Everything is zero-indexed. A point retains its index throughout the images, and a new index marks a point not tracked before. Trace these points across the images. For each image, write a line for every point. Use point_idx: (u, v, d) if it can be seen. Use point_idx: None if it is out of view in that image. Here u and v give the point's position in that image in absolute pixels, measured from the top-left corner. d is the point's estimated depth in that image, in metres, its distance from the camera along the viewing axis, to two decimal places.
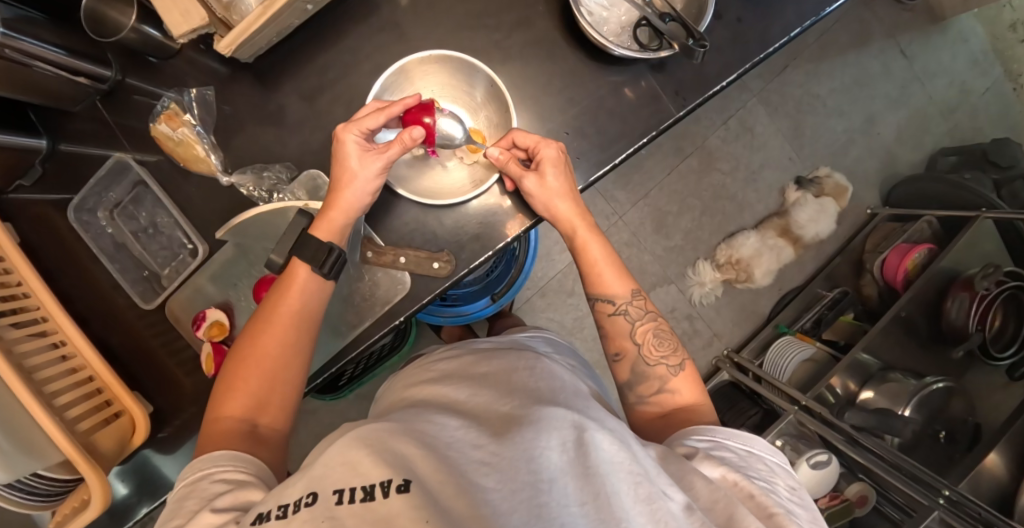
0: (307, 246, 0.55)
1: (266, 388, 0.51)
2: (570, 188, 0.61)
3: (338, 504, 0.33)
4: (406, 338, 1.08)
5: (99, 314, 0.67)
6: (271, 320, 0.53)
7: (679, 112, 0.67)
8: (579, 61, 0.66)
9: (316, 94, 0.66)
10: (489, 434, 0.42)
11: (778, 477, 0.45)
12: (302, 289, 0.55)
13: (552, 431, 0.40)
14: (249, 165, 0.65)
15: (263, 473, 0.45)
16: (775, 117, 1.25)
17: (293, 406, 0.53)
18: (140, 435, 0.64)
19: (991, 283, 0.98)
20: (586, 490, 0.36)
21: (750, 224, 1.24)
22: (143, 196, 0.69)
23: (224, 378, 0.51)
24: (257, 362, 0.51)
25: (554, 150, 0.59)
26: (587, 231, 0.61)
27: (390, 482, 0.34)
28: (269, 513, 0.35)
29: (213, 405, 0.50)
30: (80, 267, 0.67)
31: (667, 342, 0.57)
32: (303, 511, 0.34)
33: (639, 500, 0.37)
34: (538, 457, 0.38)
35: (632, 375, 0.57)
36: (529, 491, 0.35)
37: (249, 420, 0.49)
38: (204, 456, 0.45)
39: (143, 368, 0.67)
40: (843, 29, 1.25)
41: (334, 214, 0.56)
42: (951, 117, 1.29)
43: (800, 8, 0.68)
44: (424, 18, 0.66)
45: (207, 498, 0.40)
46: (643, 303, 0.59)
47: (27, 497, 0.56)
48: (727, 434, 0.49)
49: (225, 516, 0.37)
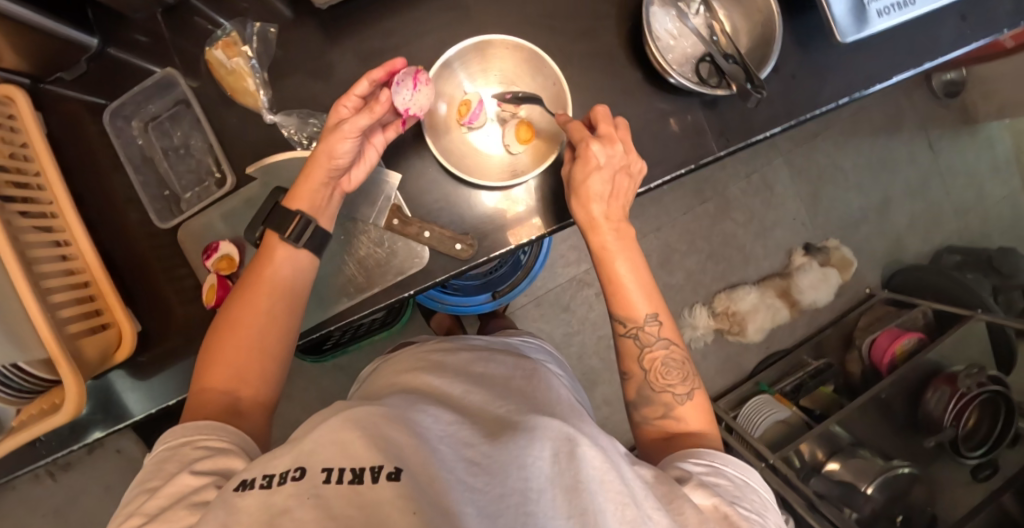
0: (276, 215, 0.55)
1: (246, 357, 0.51)
2: (609, 190, 0.60)
3: (324, 483, 0.35)
4: (398, 316, 1.08)
5: (110, 225, 0.67)
6: (248, 294, 0.53)
7: (720, 151, 0.68)
8: (636, 81, 0.68)
9: (372, 56, 0.65)
10: (481, 436, 0.45)
11: (766, 513, 0.49)
12: (280, 260, 0.55)
13: (545, 440, 0.43)
14: (295, 108, 0.64)
15: (246, 445, 0.46)
16: (797, 180, 1.26)
17: (277, 378, 0.54)
18: (124, 350, 0.63)
19: (972, 383, 1.00)
20: (574, 505, 0.39)
21: (752, 279, 1.26)
22: (181, 115, 0.67)
23: (207, 348, 0.52)
24: (237, 332, 0.52)
25: (601, 148, 0.58)
26: (615, 243, 0.60)
27: (380, 468, 0.35)
28: (253, 482, 0.36)
29: (197, 377, 0.51)
30: (99, 175, 0.67)
31: (676, 372, 0.59)
32: (288, 484, 0.35)
33: (622, 521, 0.40)
34: (529, 465, 0.41)
35: (639, 396, 0.60)
36: (517, 498, 0.38)
37: (231, 393, 0.50)
38: (189, 424, 0.46)
39: (141, 287, 0.67)
40: (879, 110, 1.25)
41: (307, 183, 0.56)
42: (964, 217, 1.27)
43: (850, 80, 0.71)
44: (494, 7, 0.66)
45: (188, 462, 0.41)
46: (658, 327, 0.60)
47: (1, 387, 0.55)
48: (725, 461, 0.52)
49: (204, 480, 0.39)
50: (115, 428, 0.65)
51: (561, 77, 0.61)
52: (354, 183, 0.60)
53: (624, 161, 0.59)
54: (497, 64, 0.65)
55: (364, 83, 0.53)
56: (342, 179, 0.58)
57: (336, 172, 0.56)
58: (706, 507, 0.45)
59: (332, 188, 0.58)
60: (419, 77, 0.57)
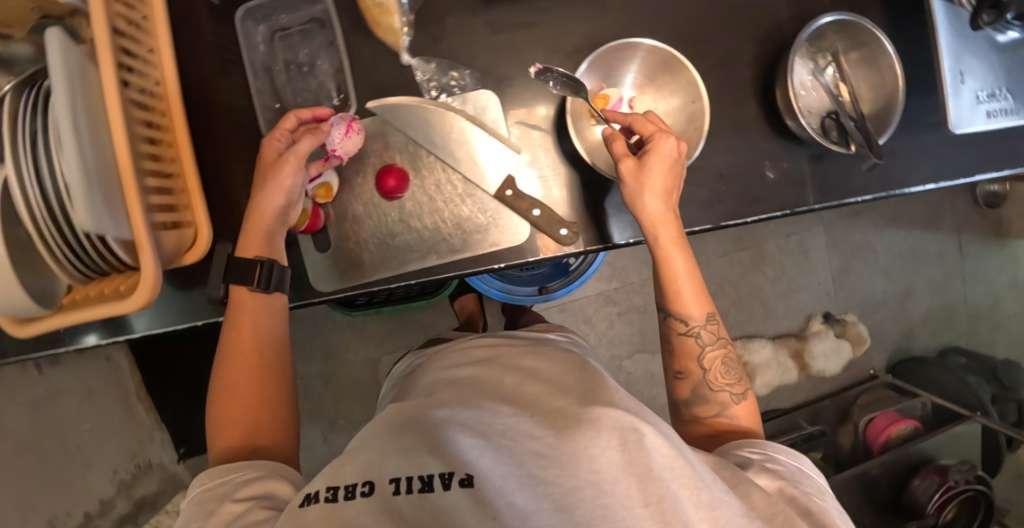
0: (235, 271, 0.55)
1: (253, 412, 0.54)
2: (668, 189, 0.59)
3: (395, 494, 0.38)
4: (440, 287, 1.06)
5: (203, 125, 0.64)
6: (231, 354, 0.55)
7: (815, 204, 0.70)
8: (755, 119, 0.69)
9: (515, 25, 0.65)
10: (546, 424, 0.43)
11: (825, 495, 0.50)
12: (253, 309, 0.56)
13: (610, 431, 0.41)
14: (434, 57, 0.63)
15: (280, 470, 0.51)
16: (832, 251, 1.29)
17: (289, 413, 0.57)
18: (198, 250, 0.60)
19: (961, 477, 1.04)
20: (648, 494, 0.37)
21: (768, 334, 1.28)
22: (311, 33, 0.66)
23: (215, 413, 0.54)
24: (238, 392, 0.54)
25: (670, 144, 0.58)
26: (672, 243, 0.59)
27: (451, 475, 0.38)
28: (318, 494, 0.40)
29: (212, 442, 0.53)
30: (204, 70, 0.64)
31: (733, 372, 0.59)
32: (361, 498, 0.38)
33: (697, 506, 0.38)
34: (598, 454, 0.39)
35: (693, 395, 0.60)
36: (591, 490, 0.37)
37: (249, 444, 0.52)
38: (221, 467, 0.50)
39: (221, 196, 0.64)
40: (921, 204, 1.29)
41: (256, 222, 0.56)
42: (974, 322, 1.32)
43: (950, 165, 0.72)
44: (642, 9, 0.67)
45: (229, 494, 0.46)
46: (716, 328, 0.60)
47: (70, 261, 0.53)
48: (778, 449, 0.54)
49: (245, 505, 0.44)
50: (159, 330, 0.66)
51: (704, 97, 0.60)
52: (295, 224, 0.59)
53: (675, 156, 0.59)
54: (661, 78, 0.64)
55: (292, 119, 0.58)
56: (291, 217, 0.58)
57: (285, 209, 0.57)
58: (770, 487, 0.48)
59: (281, 226, 0.57)
60: (350, 125, 0.59)
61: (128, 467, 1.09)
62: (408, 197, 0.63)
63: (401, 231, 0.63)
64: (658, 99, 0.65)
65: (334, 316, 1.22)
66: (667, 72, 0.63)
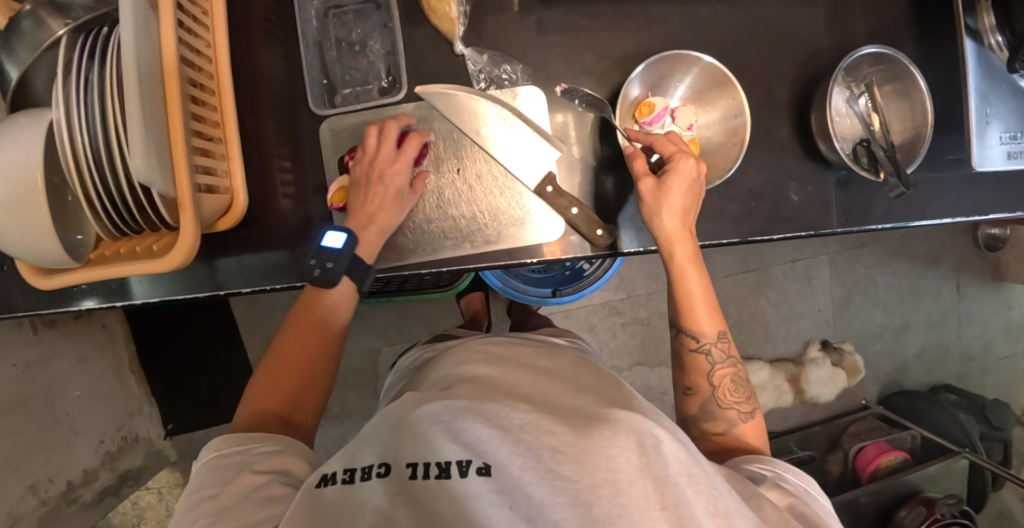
0: (354, 274, 0.59)
1: (295, 391, 0.55)
2: (688, 207, 0.59)
3: (411, 478, 0.38)
4: (455, 282, 1.07)
5: (247, 93, 0.64)
6: (296, 335, 0.57)
7: (838, 228, 0.72)
8: (788, 141, 0.71)
9: (566, 24, 0.65)
10: (562, 422, 0.41)
11: (830, 516, 0.50)
12: (331, 305, 0.58)
13: (630, 432, 0.39)
14: (487, 49, 0.64)
15: (297, 446, 0.51)
16: (835, 280, 1.30)
17: (322, 396, 0.58)
18: (231, 218, 0.60)
19: (947, 511, 1.05)
20: (666, 498, 0.36)
21: (766, 357, 1.29)
22: (366, 13, 0.67)
23: (258, 384, 0.55)
24: (288, 370, 0.55)
25: (690, 165, 0.58)
26: (687, 259, 0.59)
27: (468, 464, 0.37)
28: (335, 476, 0.41)
29: (246, 405, 0.54)
30: (254, 39, 0.64)
31: (742, 390, 0.60)
32: (376, 480, 0.39)
33: (714, 514, 0.37)
34: (616, 454, 0.37)
35: (701, 412, 0.60)
36: (608, 489, 0.36)
37: (284, 417, 0.53)
38: (240, 435, 0.50)
39: (258, 165, 0.64)
40: (924, 241, 1.31)
41: (380, 236, 0.60)
42: (965, 362, 1.35)
43: (967, 203, 0.75)
44: (689, 22, 0.68)
45: (248, 465, 0.46)
46: (726, 346, 0.61)
47: (108, 216, 0.52)
48: (785, 468, 0.54)
49: (264, 479, 0.44)
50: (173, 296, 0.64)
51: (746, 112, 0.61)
52: None
53: (695, 173, 0.59)
54: (705, 90, 0.66)
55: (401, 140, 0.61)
56: None
57: None
58: (778, 502, 0.48)
59: None
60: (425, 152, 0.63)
61: (115, 439, 1.03)
62: (448, 186, 0.64)
63: (437, 218, 0.63)
64: (700, 112, 0.67)
65: None
66: (714, 87, 0.65)
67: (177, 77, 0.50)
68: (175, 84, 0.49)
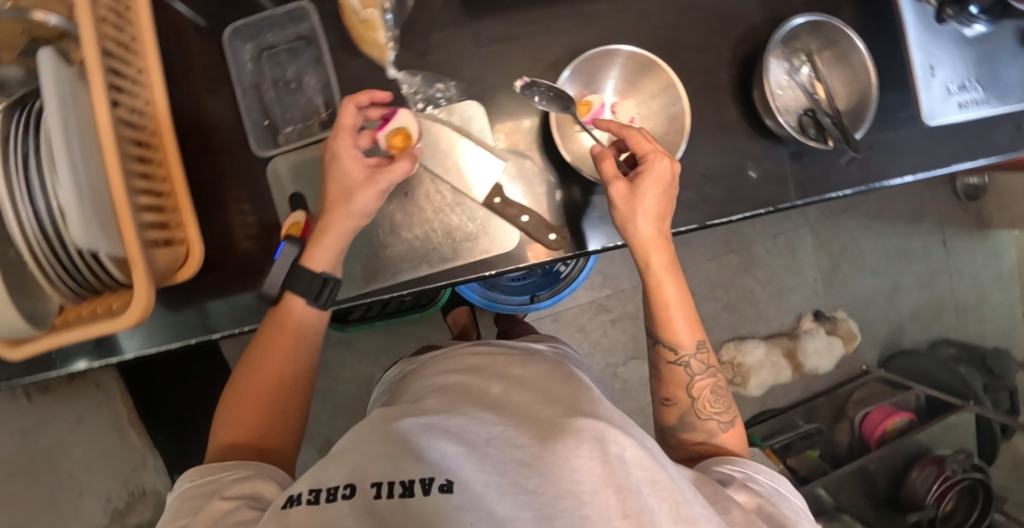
0: (299, 280, 0.57)
1: (266, 412, 0.55)
2: (662, 213, 0.60)
3: (376, 498, 0.37)
4: (433, 300, 1.04)
5: (193, 142, 0.65)
6: (264, 356, 0.56)
7: (797, 200, 0.72)
8: (734, 121, 0.71)
9: (499, 36, 0.66)
10: (530, 436, 0.42)
11: (803, 517, 0.50)
12: (296, 318, 0.58)
13: (592, 440, 0.40)
14: (420, 70, 0.64)
15: (270, 471, 0.50)
16: (819, 251, 1.29)
17: (296, 415, 0.58)
18: (188, 269, 0.61)
19: (957, 467, 1.05)
20: (628, 507, 0.36)
21: (761, 335, 1.28)
22: (299, 50, 0.67)
23: (227, 408, 0.56)
24: (255, 393, 0.56)
25: (664, 166, 0.58)
26: (662, 269, 0.60)
27: (432, 481, 0.36)
28: (301, 497, 0.39)
29: (215, 433, 0.55)
30: (196, 89, 0.65)
31: (722, 400, 0.60)
32: (341, 502, 0.37)
33: (676, 519, 0.37)
34: (578, 465, 0.38)
35: (680, 422, 0.60)
36: (570, 501, 0.36)
37: (255, 441, 0.54)
38: (213, 463, 0.50)
39: (213, 211, 0.65)
40: (903, 201, 1.30)
41: (329, 240, 0.57)
42: (965, 315, 1.32)
43: (923, 160, 0.75)
44: (620, 16, 0.69)
45: (220, 489, 0.46)
46: (706, 357, 0.61)
47: (63, 280, 0.53)
48: (757, 469, 0.54)
49: (233, 504, 0.44)
50: (144, 350, 0.64)
51: (685, 99, 0.61)
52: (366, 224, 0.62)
53: (670, 175, 0.59)
54: (639, 83, 0.67)
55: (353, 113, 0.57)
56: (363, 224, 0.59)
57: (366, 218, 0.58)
58: (746, 504, 0.48)
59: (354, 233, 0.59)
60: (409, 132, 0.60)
61: None
62: (397, 210, 0.64)
63: (392, 242, 0.64)
64: (637, 106, 0.67)
65: (327, 334, 1.21)
66: (645, 75, 0.65)
67: (113, 138, 0.51)
68: (112, 146, 0.51)
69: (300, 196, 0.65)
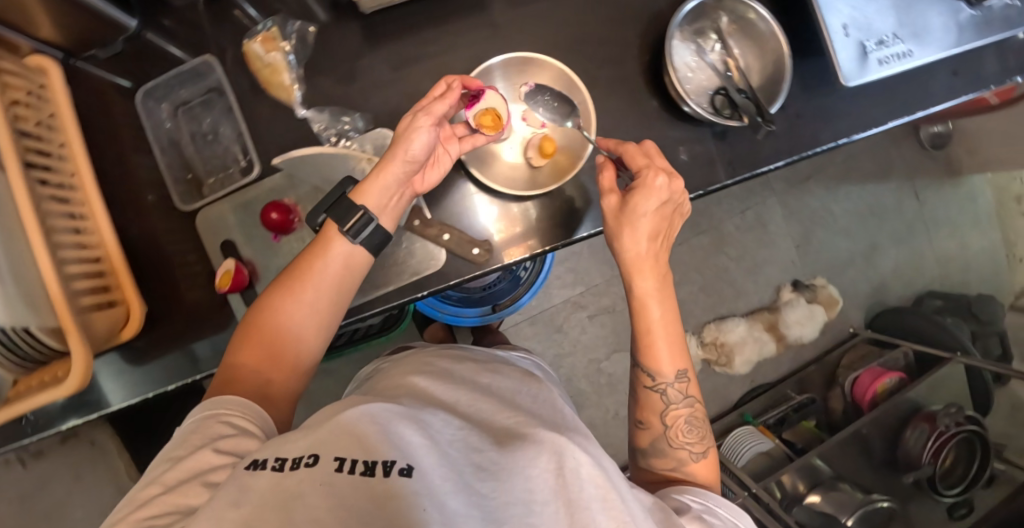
0: (340, 206, 0.56)
1: (279, 344, 0.53)
2: (655, 232, 0.60)
3: (337, 471, 0.34)
4: (398, 322, 1.07)
5: (124, 203, 0.68)
6: (295, 280, 0.54)
7: (727, 180, 0.71)
8: (652, 109, 0.71)
9: (406, 62, 0.68)
10: (490, 443, 0.41)
11: None
12: (333, 254, 0.55)
13: (550, 451, 0.39)
14: (327, 106, 0.66)
15: (263, 423, 0.47)
16: (789, 220, 1.28)
17: (307, 363, 0.55)
18: (131, 327, 0.63)
19: (951, 422, 1.03)
20: (574, 523, 0.36)
21: (741, 311, 1.26)
22: (212, 103, 0.70)
23: (243, 328, 0.54)
24: (275, 320, 0.53)
25: (661, 183, 0.59)
26: (653, 290, 0.60)
27: (392, 463, 0.34)
28: (266, 463, 0.36)
29: (228, 355, 0.52)
30: (123, 152, 0.68)
31: (696, 431, 0.59)
32: (302, 470, 0.34)
33: None
34: (533, 475, 0.37)
35: (651, 447, 0.60)
36: (520, 509, 0.35)
37: (262, 376, 0.51)
38: (214, 399, 0.47)
39: (152, 267, 0.67)
40: (868, 159, 1.30)
41: (379, 173, 0.57)
42: (947, 265, 1.31)
43: (851, 123, 0.75)
44: (522, 25, 0.70)
45: (212, 437, 0.43)
46: (685, 386, 0.60)
47: (5, 356, 0.55)
48: (717, 502, 0.54)
49: (224, 459, 0.40)
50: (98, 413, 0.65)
51: (586, 100, 0.66)
52: (424, 185, 0.61)
53: (668, 196, 0.59)
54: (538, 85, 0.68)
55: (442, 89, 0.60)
56: (410, 173, 0.59)
57: (412, 165, 0.58)
58: None
59: (402, 188, 0.59)
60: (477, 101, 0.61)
61: None
62: None
63: None
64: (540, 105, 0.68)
65: None
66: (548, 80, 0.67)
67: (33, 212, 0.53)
68: (33, 219, 0.52)
69: (231, 242, 0.66)
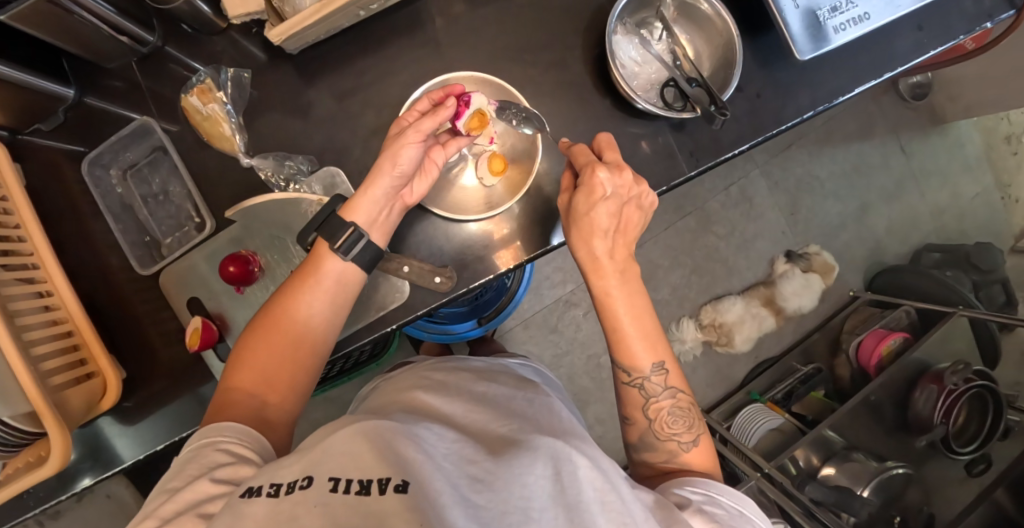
0: (330, 224, 0.57)
1: (277, 365, 0.53)
2: (615, 227, 0.58)
3: (332, 491, 0.32)
4: (387, 347, 1.08)
5: (87, 272, 0.67)
6: (291, 297, 0.55)
7: (690, 171, 0.70)
8: (605, 108, 0.69)
9: (348, 94, 0.67)
10: (484, 452, 0.40)
11: None
12: (326, 270, 0.56)
13: (547, 458, 0.38)
14: (271, 152, 0.66)
15: (261, 447, 0.46)
16: (775, 191, 1.26)
17: (304, 385, 0.55)
18: (110, 396, 0.63)
19: (959, 379, 1.01)
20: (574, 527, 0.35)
21: (737, 289, 1.24)
22: (159, 162, 0.69)
23: (241, 347, 0.54)
24: (272, 340, 0.53)
25: (602, 178, 0.56)
26: (619, 288, 0.57)
27: (388, 480, 0.32)
28: (260, 490, 0.34)
29: (226, 375, 0.53)
30: (78, 221, 0.67)
31: (682, 421, 0.57)
32: (296, 493, 0.33)
33: None
34: (530, 481, 0.36)
35: (641, 442, 0.59)
36: (519, 517, 0.34)
37: (258, 396, 0.51)
38: (213, 425, 0.47)
39: (123, 332, 0.67)
40: (849, 119, 1.27)
41: (367, 188, 0.57)
42: (939, 216, 1.30)
43: (813, 95, 0.73)
44: (461, 39, 0.68)
45: (209, 466, 0.41)
46: (664, 377, 0.58)
47: None
48: (720, 490, 0.52)
49: (222, 488, 0.39)
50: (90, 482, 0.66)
51: (525, 108, 0.65)
52: (412, 197, 0.61)
53: (630, 188, 0.57)
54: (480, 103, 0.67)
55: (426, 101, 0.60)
56: (397, 188, 0.58)
57: (401, 179, 0.58)
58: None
59: (391, 201, 0.59)
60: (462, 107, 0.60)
61: None
62: None
63: None
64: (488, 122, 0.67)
65: None
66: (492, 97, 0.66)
67: None
68: None
69: (197, 299, 0.66)
